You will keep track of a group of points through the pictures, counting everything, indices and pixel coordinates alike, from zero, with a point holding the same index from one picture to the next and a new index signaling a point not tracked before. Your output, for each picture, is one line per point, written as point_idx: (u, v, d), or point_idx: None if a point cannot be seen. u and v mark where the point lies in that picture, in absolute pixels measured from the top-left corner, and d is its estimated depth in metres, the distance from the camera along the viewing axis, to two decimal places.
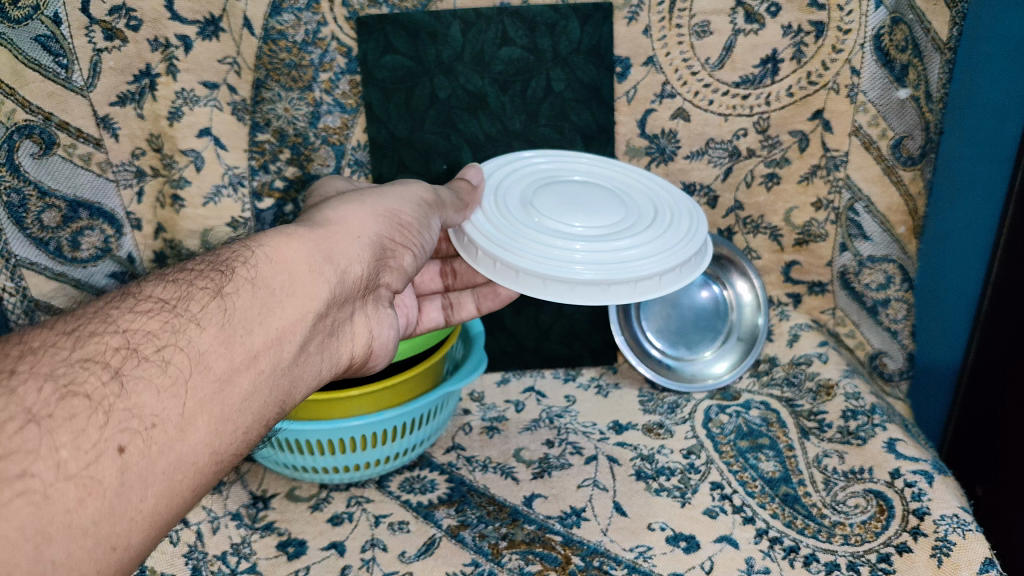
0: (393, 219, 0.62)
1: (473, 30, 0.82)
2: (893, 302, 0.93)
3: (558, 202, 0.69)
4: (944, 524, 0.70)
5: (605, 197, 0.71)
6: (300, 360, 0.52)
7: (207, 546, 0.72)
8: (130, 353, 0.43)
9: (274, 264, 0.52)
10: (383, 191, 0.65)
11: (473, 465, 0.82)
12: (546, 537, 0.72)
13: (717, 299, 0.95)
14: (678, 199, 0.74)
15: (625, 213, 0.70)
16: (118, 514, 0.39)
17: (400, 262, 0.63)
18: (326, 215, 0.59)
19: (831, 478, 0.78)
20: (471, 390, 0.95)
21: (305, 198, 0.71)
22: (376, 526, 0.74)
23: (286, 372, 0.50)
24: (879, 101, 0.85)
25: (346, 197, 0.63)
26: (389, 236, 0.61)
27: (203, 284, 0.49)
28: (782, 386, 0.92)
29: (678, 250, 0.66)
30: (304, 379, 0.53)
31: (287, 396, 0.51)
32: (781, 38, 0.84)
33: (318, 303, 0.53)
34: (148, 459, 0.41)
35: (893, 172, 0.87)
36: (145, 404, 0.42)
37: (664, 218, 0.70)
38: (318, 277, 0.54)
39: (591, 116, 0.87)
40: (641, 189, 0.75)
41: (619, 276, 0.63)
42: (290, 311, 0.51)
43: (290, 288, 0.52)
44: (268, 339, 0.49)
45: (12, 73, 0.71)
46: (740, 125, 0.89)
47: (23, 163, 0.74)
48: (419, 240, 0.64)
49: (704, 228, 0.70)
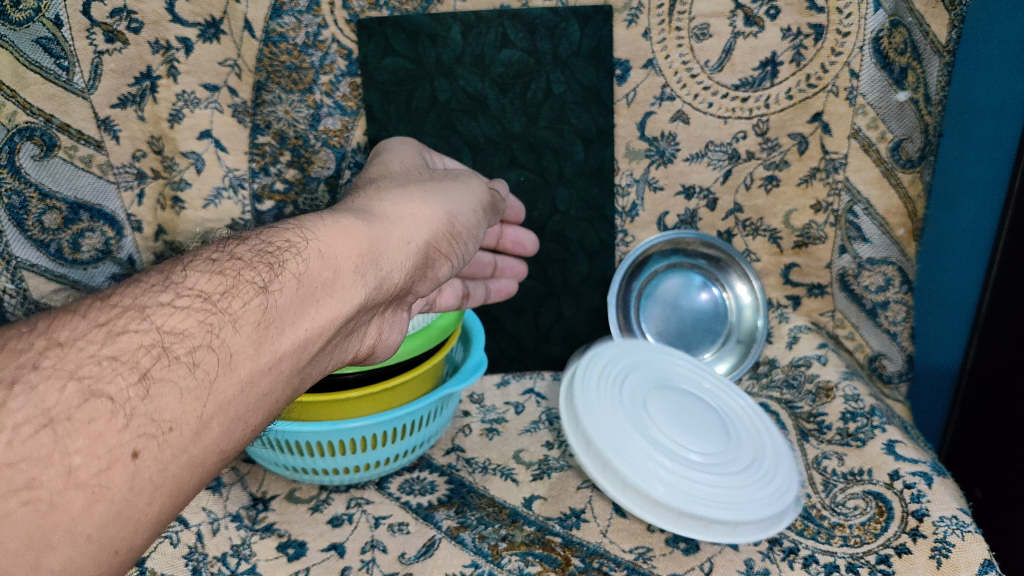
0: (447, 228, 0.63)
1: (473, 33, 0.82)
2: (893, 304, 0.93)
3: (667, 412, 0.78)
4: (943, 525, 0.69)
5: (707, 420, 0.79)
6: (316, 359, 0.53)
7: (207, 547, 0.70)
8: (161, 353, 0.43)
9: (323, 262, 0.52)
10: (444, 188, 0.65)
11: (473, 467, 0.82)
12: (546, 538, 0.72)
13: (717, 301, 0.96)
14: (771, 433, 0.81)
15: (733, 445, 0.77)
16: (124, 519, 0.39)
17: (435, 266, 0.64)
18: (380, 208, 0.60)
19: (831, 479, 0.78)
20: (471, 392, 0.95)
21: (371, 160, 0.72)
22: (376, 528, 0.74)
23: (300, 373, 0.51)
24: (879, 104, 0.85)
25: (405, 188, 0.63)
26: (431, 239, 0.62)
27: (250, 277, 0.49)
28: (782, 388, 0.92)
29: (783, 491, 0.72)
30: (314, 375, 0.54)
31: (295, 393, 0.52)
32: (780, 40, 0.84)
33: (352, 307, 0.54)
34: (161, 464, 0.41)
35: (893, 175, 0.87)
36: (165, 409, 0.41)
37: (768, 462, 0.76)
38: (358, 281, 0.54)
39: (591, 118, 0.87)
40: (744, 425, 0.81)
41: (758, 510, 0.68)
42: (324, 313, 0.52)
43: (329, 291, 0.52)
44: (296, 344, 0.49)
45: (12, 76, 0.71)
46: (740, 127, 0.89)
47: (23, 164, 0.74)
48: (456, 249, 0.66)
49: (794, 463, 0.77)
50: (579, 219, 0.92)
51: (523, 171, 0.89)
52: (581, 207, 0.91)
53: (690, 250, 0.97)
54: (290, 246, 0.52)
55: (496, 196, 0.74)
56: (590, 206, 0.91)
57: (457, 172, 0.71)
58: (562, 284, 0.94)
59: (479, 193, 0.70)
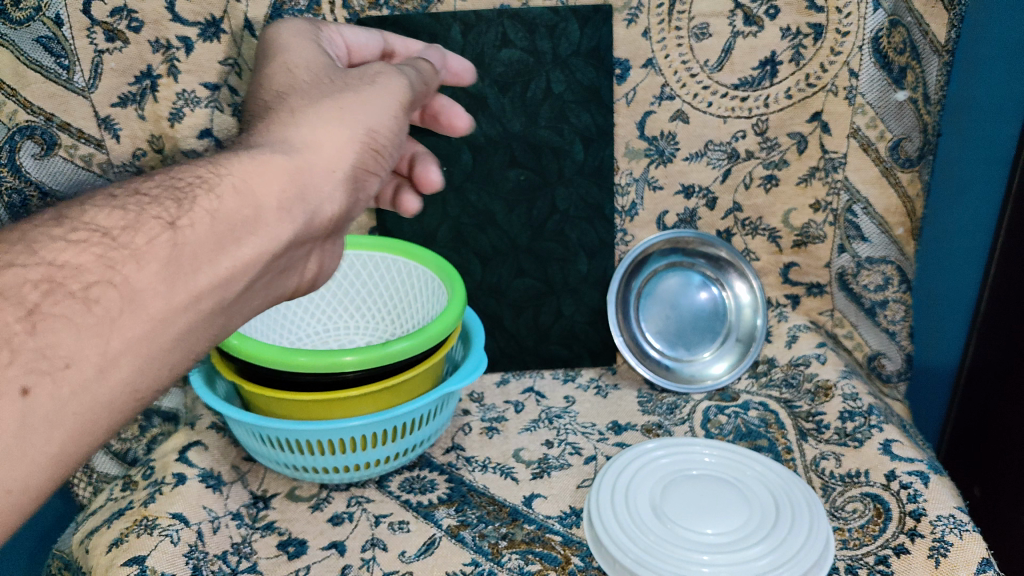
0: (369, 143, 0.51)
1: (473, 32, 0.82)
2: (891, 303, 0.94)
3: (682, 504, 0.72)
4: (941, 524, 0.70)
5: (719, 488, 0.74)
6: (243, 298, 0.45)
7: (207, 545, 0.70)
8: (50, 288, 0.36)
9: (242, 194, 0.44)
10: (360, 89, 0.52)
11: (473, 465, 0.82)
12: (546, 537, 0.73)
13: (716, 300, 0.96)
14: (798, 487, 0.74)
15: (748, 510, 0.71)
16: (11, 462, 0.33)
17: (368, 191, 0.54)
18: (293, 137, 0.49)
19: (829, 483, 0.78)
20: (471, 390, 0.95)
21: (270, 57, 0.55)
22: (376, 526, 0.74)
23: (226, 311, 0.44)
24: (878, 103, 0.85)
25: (318, 104, 0.50)
26: (364, 163, 0.51)
27: (156, 211, 0.42)
28: (781, 387, 0.92)
29: (804, 556, 0.67)
30: (242, 314, 0.47)
31: (222, 331, 0.45)
32: (780, 40, 0.84)
33: (280, 242, 0.46)
34: (56, 403, 0.35)
35: (891, 174, 0.88)
36: (59, 346, 0.35)
37: (787, 520, 0.70)
38: (287, 213, 0.46)
39: (591, 118, 0.87)
40: (763, 482, 0.75)
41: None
42: (249, 252, 0.44)
43: (253, 224, 0.44)
44: (215, 280, 0.42)
45: (13, 74, 0.72)
46: (739, 126, 0.89)
47: (24, 163, 0.75)
48: (386, 165, 0.54)
49: (826, 522, 0.70)
50: (578, 218, 0.92)
51: (523, 170, 0.89)
52: (581, 206, 0.91)
53: (690, 249, 0.96)
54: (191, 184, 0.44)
55: (422, 72, 0.59)
56: (589, 205, 0.91)
57: (373, 66, 0.55)
58: (561, 283, 0.94)
59: (401, 89, 0.54)
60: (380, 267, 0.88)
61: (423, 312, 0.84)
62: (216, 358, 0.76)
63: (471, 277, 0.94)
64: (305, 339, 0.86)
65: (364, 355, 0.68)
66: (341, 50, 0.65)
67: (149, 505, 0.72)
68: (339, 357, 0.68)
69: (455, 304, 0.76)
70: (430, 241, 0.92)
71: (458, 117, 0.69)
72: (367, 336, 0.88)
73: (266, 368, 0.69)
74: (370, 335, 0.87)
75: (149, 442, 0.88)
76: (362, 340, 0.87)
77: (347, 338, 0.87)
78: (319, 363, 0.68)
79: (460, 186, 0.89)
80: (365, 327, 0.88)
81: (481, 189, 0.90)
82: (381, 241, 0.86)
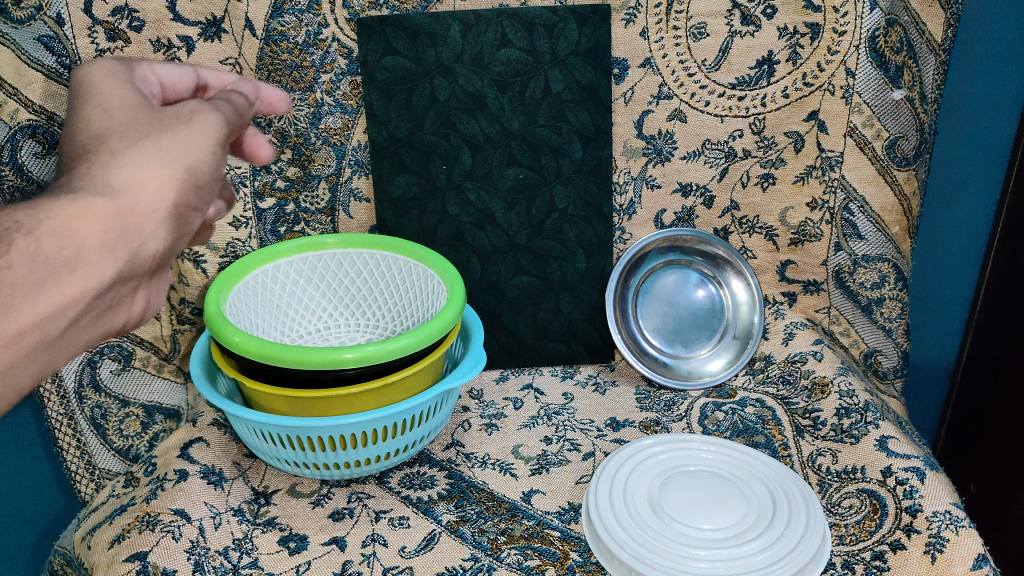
0: (191, 180, 0.45)
1: (473, 32, 0.84)
2: (887, 301, 0.95)
3: (680, 500, 0.73)
4: (936, 520, 0.70)
5: (716, 484, 0.75)
6: (61, 341, 0.41)
7: (209, 541, 0.71)
8: None
9: (59, 233, 0.39)
10: (171, 125, 0.45)
11: (473, 461, 0.83)
12: (545, 532, 0.73)
13: (713, 298, 0.96)
14: (795, 484, 0.75)
15: (745, 507, 0.72)
16: None
17: (191, 227, 0.47)
18: (115, 179, 0.42)
19: (825, 479, 0.78)
20: (471, 388, 0.96)
21: (83, 97, 0.46)
22: (376, 522, 0.75)
23: (49, 348, 0.40)
24: (874, 102, 0.86)
25: (132, 146, 0.43)
26: (185, 202, 0.45)
27: None
28: (778, 384, 0.92)
29: (800, 551, 0.67)
30: (64, 354, 0.42)
31: (45, 370, 0.41)
32: (777, 39, 0.85)
33: (100, 284, 0.41)
34: None
35: (887, 172, 0.89)
36: None
37: (784, 516, 0.71)
38: (106, 255, 0.41)
39: (589, 117, 0.88)
40: (760, 478, 0.76)
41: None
42: (63, 295, 0.39)
43: (68, 265, 0.39)
44: (30, 322, 0.38)
45: (15, 74, 0.72)
46: (736, 126, 0.90)
47: (27, 163, 0.75)
48: (208, 203, 0.48)
49: (822, 518, 0.71)
50: (577, 217, 0.93)
51: (522, 169, 0.90)
52: (579, 205, 0.92)
53: (687, 247, 0.97)
54: (1, 229, 0.37)
55: (238, 106, 0.51)
56: (588, 203, 0.92)
57: (186, 103, 0.47)
58: (560, 280, 0.95)
59: (219, 126, 0.47)
60: (379, 265, 0.88)
61: (423, 310, 0.84)
62: (217, 355, 0.77)
63: (471, 275, 0.94)
64: (304, 337, 0.85)
65: (363, 352, 0.69)
66: (155, 89, 0.55)
67: (150, 501, 0.73)
68: (338, 355, 0.68)
69: (454, 302, 0.77)
70: (430, 239, 0.93)
71: (259, 148, 0.62)
72: (367, 334, 0.87)
73: (266, 365, 0.69)
74: (370, 333, 0.87)
75: (151, 439, 0.88)
76: (362, 337, 0.86)
77: (347, 336, 0.86)
78: (319, 360, 0.68)
79: (459, 185, 0.90)
80: (365, 325, 0.87)
81: (480, 188, 0.90)
82: (381, 239, 0.88)
